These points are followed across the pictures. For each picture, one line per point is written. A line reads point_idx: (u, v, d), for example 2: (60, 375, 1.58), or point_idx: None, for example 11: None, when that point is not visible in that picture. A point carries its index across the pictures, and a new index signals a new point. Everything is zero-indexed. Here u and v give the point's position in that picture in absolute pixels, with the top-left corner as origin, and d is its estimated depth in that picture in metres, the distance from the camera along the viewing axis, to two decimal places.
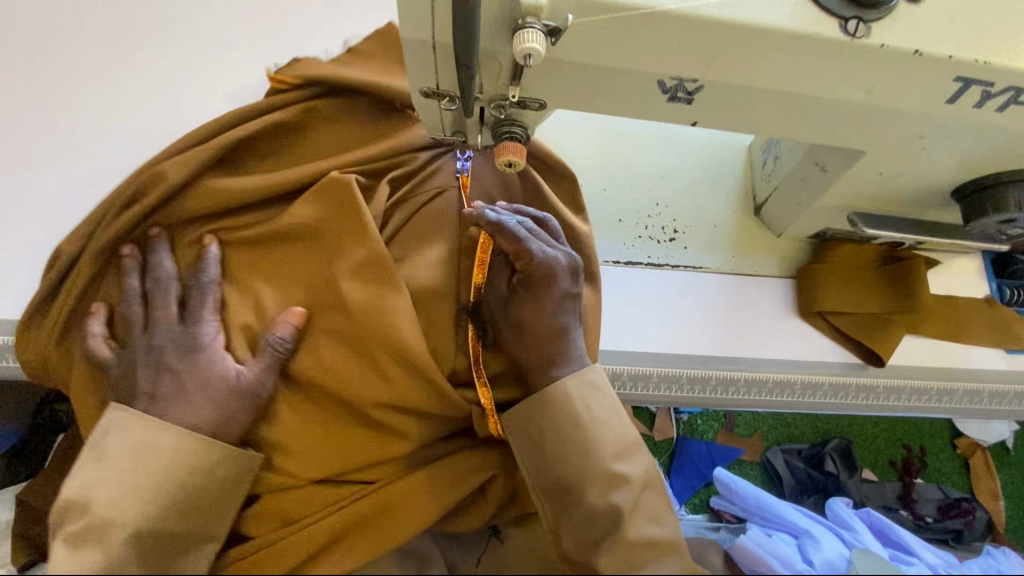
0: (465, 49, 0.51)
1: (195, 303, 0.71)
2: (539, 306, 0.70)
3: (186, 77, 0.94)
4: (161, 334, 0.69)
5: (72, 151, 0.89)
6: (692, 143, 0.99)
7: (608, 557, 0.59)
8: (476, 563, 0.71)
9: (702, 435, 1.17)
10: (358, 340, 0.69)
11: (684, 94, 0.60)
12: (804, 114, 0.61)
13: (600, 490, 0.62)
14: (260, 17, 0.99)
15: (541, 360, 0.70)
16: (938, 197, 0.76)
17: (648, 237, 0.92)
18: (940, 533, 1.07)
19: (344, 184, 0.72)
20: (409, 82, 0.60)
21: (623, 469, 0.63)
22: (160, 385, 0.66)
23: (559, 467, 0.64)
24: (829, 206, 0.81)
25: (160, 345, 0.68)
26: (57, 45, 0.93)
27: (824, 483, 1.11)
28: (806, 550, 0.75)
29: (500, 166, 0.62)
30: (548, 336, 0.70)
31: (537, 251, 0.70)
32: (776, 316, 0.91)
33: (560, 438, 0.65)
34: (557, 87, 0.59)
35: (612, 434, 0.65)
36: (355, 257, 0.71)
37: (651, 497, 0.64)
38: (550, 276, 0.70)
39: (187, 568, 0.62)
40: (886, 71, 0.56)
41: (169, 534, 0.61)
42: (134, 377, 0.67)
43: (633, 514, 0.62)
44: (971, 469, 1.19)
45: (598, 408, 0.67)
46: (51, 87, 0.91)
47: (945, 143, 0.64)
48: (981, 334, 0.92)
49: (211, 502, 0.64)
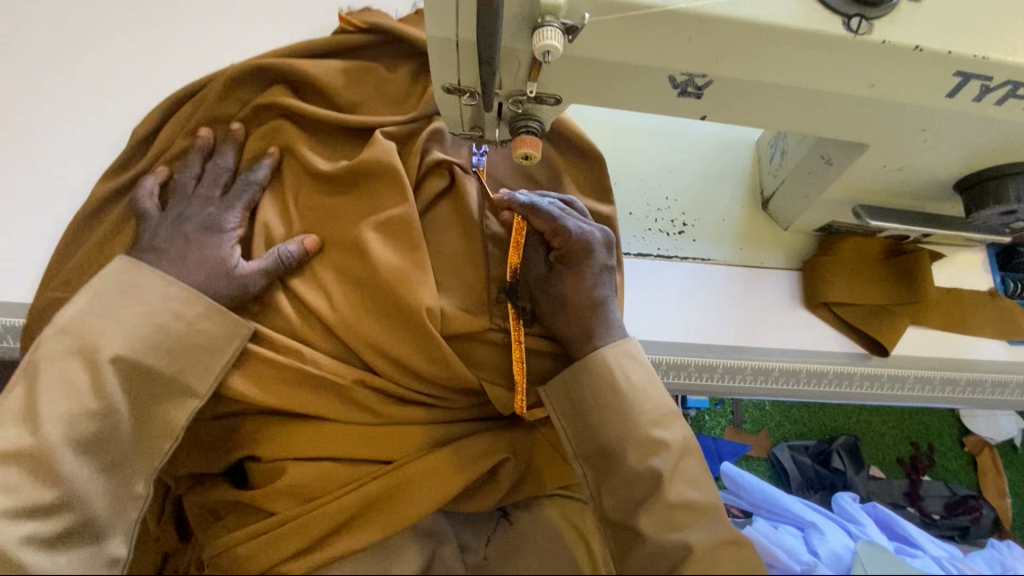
0: (487, 46, 0.54)
1: (241, 194, 0.80)
2: (580, 279, 0.75)
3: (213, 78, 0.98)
4: (198, 204, 0.79)
5: (104, 145, 0.93)
6: (701, 138, 1.01)
7: (647, 518, 0.60)
8: (486, 541, 0.72)
9: (710, 431, 1.19)
10: (375, 285, 0.76)
11: (694, 89, 0.62)
12: (810, 108, 0.64)
13: (640, 454, 0.64)
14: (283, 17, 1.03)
15: (584, 331, 0.74)
16: (941, 190, 0.78)
17: (657, 230, 0.95)
18: (946, 529, 1.11)
19: (384, 149, 0.79)
20: (432, 78, 0.63)
21: (663, 434, 0.65)
22: (174, 249, 0.75)
23: (602, 434, 0.68)
24: (836, 198, 0.83)
25: (192, 211, 0.78)
26: (93, 49, 0.97)
27: (832, 479, 1.13)
28: (812, 541, 0.78)
29: (517, 159, 0.65)
30: (586, 307, 0.75)
31: (573, 228, 0.75)
32: (781, 307, 0.93)
33: (601, 406, 0.69)
34: (573, 83, 0.62)
35: (649, 400, 0.68)
36: (383, 213, 0.78)
37: (693, 462, 0.65)
38: (583, 250, 0.75)
39: (166, 413, 0.69)
40: (888, 66, 0.58)
41: (155, 375, 0.68)
42: (160, 230, 0.77)
43: (673, 479, 0.62)
44: (979, 467, 1.20)
45: (635, 374, 0.71)
46: (86, 88, 0.96)
47: (947, 136, 0.67)
48: (984, 325, 0.94)
49: (195, 356, 0.71)
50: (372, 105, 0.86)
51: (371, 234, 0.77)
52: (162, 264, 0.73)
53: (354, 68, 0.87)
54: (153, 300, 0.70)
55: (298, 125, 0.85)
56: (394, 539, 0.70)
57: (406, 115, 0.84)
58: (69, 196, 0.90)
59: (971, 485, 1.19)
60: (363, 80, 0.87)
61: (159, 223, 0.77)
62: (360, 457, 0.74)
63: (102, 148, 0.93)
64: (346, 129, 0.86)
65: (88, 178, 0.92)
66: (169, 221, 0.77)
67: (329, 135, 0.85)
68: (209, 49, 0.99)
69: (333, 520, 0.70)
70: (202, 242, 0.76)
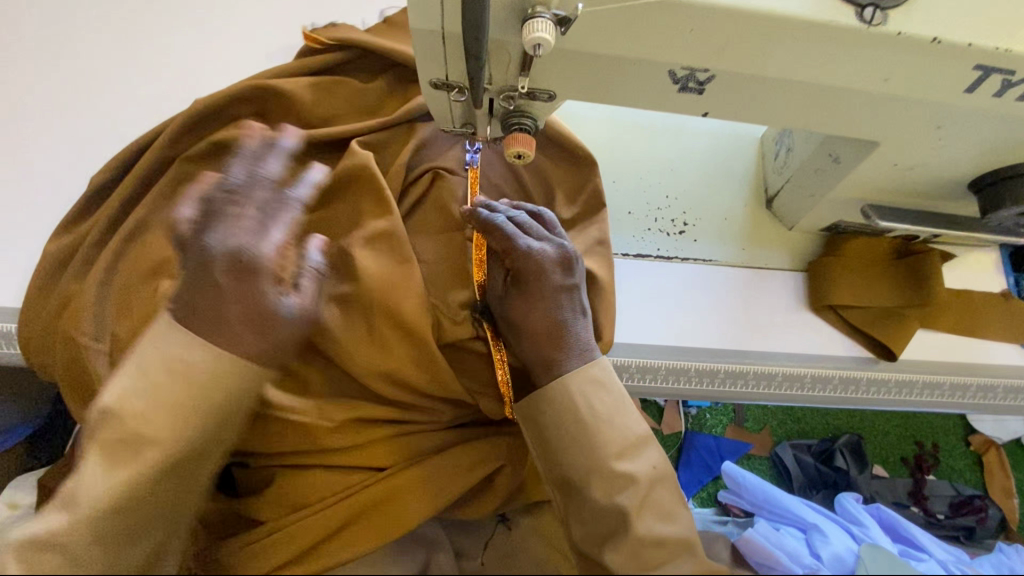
0: (474, 38, 0.51)
1: (264, 208, 0.63)
2: (537, 300, 0.71)
3: (202, 82, 0.97)
4: (200, 230, 0.60)
5: (96, 151, 0.92)
6: (703, 135, 0.98)
7: (614, 554, 0.56)
8: (485, 546, 0.68)
9: (711, 430, 1.15)
10: (363, 306, 0.72)
11: (695, 85, 0.59)
12: (817, 104, 0.60)
13: (605, 489, 0.60)
14: (273, 18, 1.01)
15: (543, 355, 0.69)
16: (955, 188, 0.74)
17: (658, 230, 0.92)
18: (951, 530, 1.06)
19: (365, 159, 0.77)
20: (419, 73, 0.60)
21: (627, 468, 0.61)
22: (203, 299, 0.57)
23: (561, 466, 0.63)
24: (843, 197, 0.79)
25: (221, 246, 0.59)
26: (81, 52, 0.96)
27: (834, 479, 1.09)
28: (813, 543, 0.76)
29: (509, 158, 0.63)
30: (544, 331, 0.70)
31: (529, 246, 0.71)
32: (786, 309, 0.90)
33: (559, 436, 0.64)
34: (566, 78, 0.59)
35: (614, 430, 0.63)
36: (372, 228, 0.75)
37: (662, 495, 0.61)
38: (539, 271, 0.71)
39: (202, 479, 0.54)
40: (903, 60, 0.55)
41: (190, 450, 0.51)
42: (187, 267, 0.59)
43: (641, 511, 0.59)
44: (985, 466, 1.16)
45: (597, 403, 0.65)
46: (75, 93, 0.94)
47: (963, 132, 0.63)
48: (997, 328, 0.91)
49: (217, 425, 0.53)
50: (354, 111, 0.85)
51: (359, 250, 0.74)
52: (192, 315, 0.56)
53: (326, 84, 0.84)
54: (148, 356, 0.53)
55: None
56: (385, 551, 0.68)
57: (385, 121, 0.82)
58: (60, 202, 0.90)
59: (976, 484, 1.15)
60: (335, 93, 0.84)
61: (206, 258, 0.58)
62: (352, 464, 0.72)
63: (94, 154, 0.92)
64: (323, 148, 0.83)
65: (79, 182, 0.91)
66: (209, 255, 0.58)
67: (310, 157, 0.82)
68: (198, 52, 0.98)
69: (318, 532, 0.67)
70: (207, 283, 0.58)
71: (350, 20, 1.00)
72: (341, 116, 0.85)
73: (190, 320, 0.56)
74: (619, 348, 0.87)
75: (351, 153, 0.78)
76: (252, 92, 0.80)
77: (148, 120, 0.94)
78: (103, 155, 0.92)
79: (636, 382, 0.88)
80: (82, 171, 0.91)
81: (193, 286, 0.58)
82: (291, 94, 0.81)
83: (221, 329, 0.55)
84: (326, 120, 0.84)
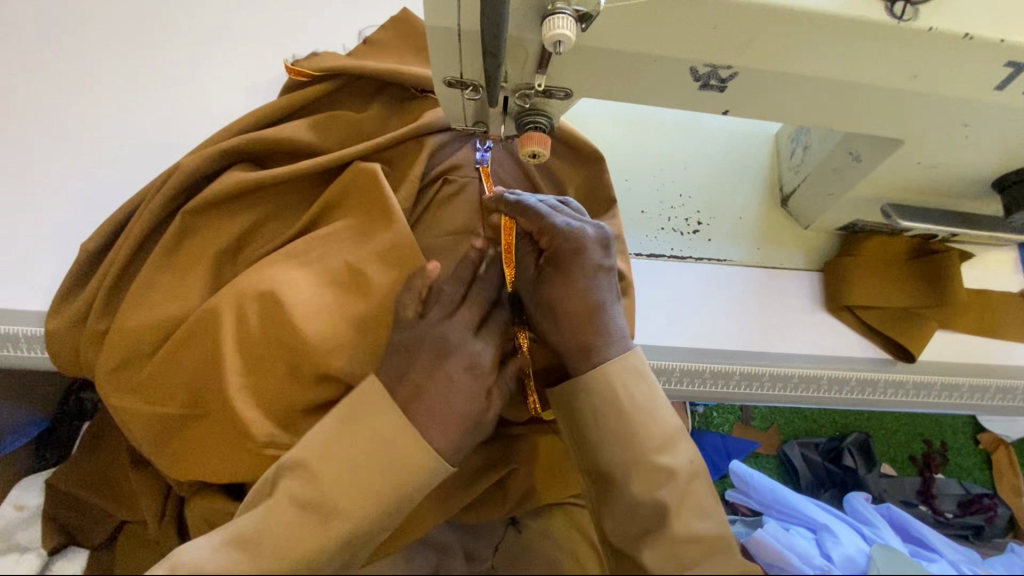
0: (492, 36, 0.50)
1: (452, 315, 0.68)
2: (573, 282, 0.68)
3: (196, 89, 0.95)
4: (404, 328, 0.66)
5: (88, 156, 0.90)
6: (716, 132, 0.96)
7: (652, 551, 0.55)
8: (495, 546, 0.68)
9: (719, 427, 1.10)
10: (374, 324, 0.72)
11: (716, 82, 0.58)
12: (842, 102, 0.59)
13: (645, 480, 0.59)
14: (271, 23, 0.99)
15: (579, 342, 0.67)
16: (978, 187, 0.73)
17: (671, 229, 0.91)
18: (959, 529, 1.01)
19: (373, 177, 0.77)
20: (433, 72, 0.59)
21: (669, 462, 0.60)
22: (428, 384, 0.62)
23: (598, 456, 0.62)
24: (862, 196, 0.78)
25: (439, 341, 0.65)
26: (72, 56, 0.93)
27: (842, 478, 1.05)
28: (824, 544, 0.74)
29: (523, 157, 0.61)
30: (582, 313, 0.67)
31: (565, 227, 0.69)
32: (801, 310, 0.89)
33: (597, 424, 0.62)
34: (584, 75, 0.58)
35: (655, 419, 0.62)
36: (383, 243, 0.75)
37: (699, 491, 0.60)
38: (575, 251, 0.69)
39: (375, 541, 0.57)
40: (932, 56, 0.53)
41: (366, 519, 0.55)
42: (398, 348, 0.65)
43: (681, 509, 0.57)
44: (994, 466, 1.11)
45: (637, 392, 0.63)
46: (68, 94, 0.92)
47: (991, 130, 0.62)
48: (1015, 328, 0.90)
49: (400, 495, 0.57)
50: (358, 125, 0.84)
51: (372, 265, 0.74)
52: (411, 407, 0.60)
53: (321, 118, 0.84)
54: (328, 435, 0.58)
55: (280, 193, 0.82)
56: None
57: (386, 138, 0.81)
58: (52, 209, 0.87)
59: (984, 484, 1.09)
60: (331, 124, 0.84)
61: (404, 351, 0.64)
62: None
63: (87, 159, 0.90)
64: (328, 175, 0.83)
65: (74, 188, 0.88)
66: (413, 347, 0.64)
67: (317, 185, 0.83)
68: (192, 56, 0.96)
69: None
70: (401, 369, 0.63)
71: (328, 46, 0.99)
72: (346, 130, 0.84)
73: (407, 409, 0.60)
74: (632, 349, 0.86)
75: (355, 171, 0.79)
76: (244, 138, 0.80)
77: (143, 126, 0.92)
78: (96, 160, 0.90)
79: None
80: (74, 176, 0.89)
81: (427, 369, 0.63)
82: (288, 134, 0.81)
83: (427, 418, 0.59)
84: (327, 143, 0.83)
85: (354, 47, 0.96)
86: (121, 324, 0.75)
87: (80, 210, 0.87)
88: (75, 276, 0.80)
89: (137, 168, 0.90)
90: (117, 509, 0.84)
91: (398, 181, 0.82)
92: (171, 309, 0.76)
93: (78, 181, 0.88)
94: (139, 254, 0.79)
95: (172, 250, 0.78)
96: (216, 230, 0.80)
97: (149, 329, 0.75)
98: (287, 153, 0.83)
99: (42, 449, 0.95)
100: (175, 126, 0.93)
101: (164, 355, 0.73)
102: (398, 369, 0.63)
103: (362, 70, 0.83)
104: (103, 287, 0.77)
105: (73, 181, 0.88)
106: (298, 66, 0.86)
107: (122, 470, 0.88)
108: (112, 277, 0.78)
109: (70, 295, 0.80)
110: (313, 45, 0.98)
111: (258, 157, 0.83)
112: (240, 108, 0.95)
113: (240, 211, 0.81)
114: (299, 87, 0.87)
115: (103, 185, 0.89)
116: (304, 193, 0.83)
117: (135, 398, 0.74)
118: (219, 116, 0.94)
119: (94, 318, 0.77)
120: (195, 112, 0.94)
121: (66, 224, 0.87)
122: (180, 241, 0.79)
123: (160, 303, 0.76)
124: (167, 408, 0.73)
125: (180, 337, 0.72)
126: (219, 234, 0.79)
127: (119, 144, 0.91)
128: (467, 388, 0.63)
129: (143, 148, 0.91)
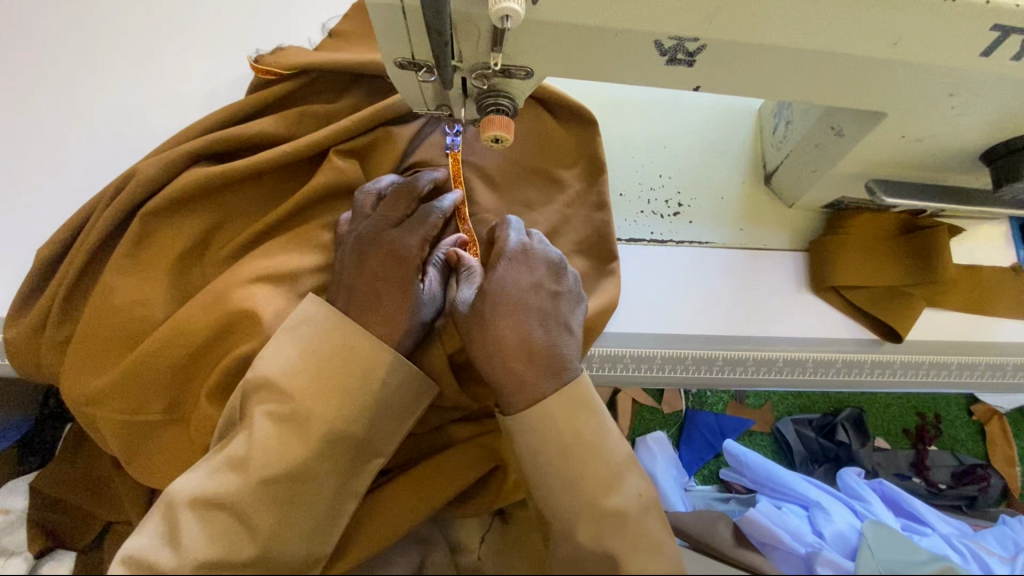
0: (434, 12, 0.46)
1: (392, 219, 0.70)
2: (509, 303, 0.64)
3: (147, 83, 0.90)
4: (363, 223, 0.71)
5: (43, 159, 0.86)
6: (696, 109, 0.93)
7: None
8: (480, 541, 0.69)
9: (712, 406, 1.08)
10: None
11: (684, 56, 0.54)
12: (820, 73, 0.55)
13: (591, 530, 0.52)
14: (224, 7, 0.94)
15: (512, 376, 0.60)
16: (965, 160, 0.70)
17: (651, 212, 0.88)
18: (952, 500, 1.00)
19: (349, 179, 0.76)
20: (382, 51, 0.55)
21: (617, 501, 0.53)
22: (351, 268, 0.68)
23: (543, 502, 0.56)
24: (846, 171, 0.75)
25: (379, 222, 0.70)
26: (13, 55, 0.89)
27: (836, 453, 1.03)
28: (816, 521, 0.74)
29: (486, 142, 0.58)
30: (518, 344, 0.61)
31: (517, 244, 0.69)
32: (787, 291, 0.86)
33: (537, 460, 0.56)
34: (544, 52, 0.54)
35: (604, 461, 0.55)
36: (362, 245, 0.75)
37: (651, 525, 0.53)
38: (522, 267, 0.67)
39: (359, 463, 0.61)
40: (914, 21, 0.50)
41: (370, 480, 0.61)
42: (343, 263, 0.70)
43: (635, 548, 0.51)
44: (987, 436, 1.09)
45: (581, 427, 0.57)
46: (22, 94, 0.88)
47: (977, 100, 0.59)
48: (1006, 304, 0.87)
49: (391, 417, 0.63)
50: (322, 113, 0.80)
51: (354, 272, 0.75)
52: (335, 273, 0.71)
53: (287, 113, 0.80)
54: (360, 460, 0.61)
55: (243, 188, 0.78)
56: (383, 551, 0.65)
57: (353, 120, 0.77)
58: (15, 215, 0.84)
59: (978, 455, 1.08)
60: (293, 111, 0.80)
61: (345, 242, 0.72)
62: None
63: (41, 162, 0.86)
64: (296, 167, 0.80)
65: (33, 194, 0.85)
66: (352, 237, 0.71)
67: (282, 177, 0.80)
68: (140, 47, 0.91)
69: None
70: (364, 329, 0.63)
71: (295, 41, 0.93)
72: (310, 119, 0.80)
73: (333, 287, 0.70)
74: (613, 337, 0.83)
75: (331, 167, 0.77)
76: (208, 138, 0.76)
77: (100, 124, 0.88)
78: (50, 162, 0.86)
79: (630, 372, 0.85)
80: (31, 182, 0.85)
81: (362, 300, 0.66)
82: (249, 128, 0.78)
83: (341, 289, 0.68)
84: (291, 132, 0.79)
85: (321, 41, 0.91)
86: (87, 331, 0.72)
87: (44, 215, 0.84)
88: (36, 285, 0.77)
89: (93, 168, 0.87)
90: (105, 511, 0.82)
91: (370, 176, 0.79)
92: (134, 311, 0.73)
93: (35, 185, 0.85)
94: (98, 255, 0.76)
95: (133, 249, 0.74)
96: (175, 227, 0.76)
97: (114, 338, 0.73)
98: (250, 147, 0.79)
99: (24, 452, 0.91)
100: (135, 121, 0.89)
101: (129, 364, 0.70)
102: (342, 283, 0.68)
103: (325, 58, 0.79)
104: (60, 292, 0.74)
105: (30, 185, 0.85)
106: (265, 63, 0.81)
107: (106, 466, 0.85)
108: (69, 281, 0.74)
109: (30, 306, 0.77)
110: (272, 30, 0.94)
111: (224, 154, 0.80)
112: (197, 99, 0.90)
113: (200, 206, 0.77)
114: (265, 85, 0.82)
115: (63, 189, 0.86)
116: (268, 187, 0.79)
117: (102, 407, 0.71)
118: (175, 110, 0.90)
119: (55, 326, 0.74)
120: (149, 107, 0.90)
121: (28, 230, 0.84)
122: (143, 242, 0.75)
123: (120, 307, 0.73)
124: (144, 416, 0.71)
125: (150, 342, 0.70)
126: (178, 231, 0.76)
127: (74, 145, 0.87)
128: (376, 270, 0.67)
129: (103, 147, 0.88)
